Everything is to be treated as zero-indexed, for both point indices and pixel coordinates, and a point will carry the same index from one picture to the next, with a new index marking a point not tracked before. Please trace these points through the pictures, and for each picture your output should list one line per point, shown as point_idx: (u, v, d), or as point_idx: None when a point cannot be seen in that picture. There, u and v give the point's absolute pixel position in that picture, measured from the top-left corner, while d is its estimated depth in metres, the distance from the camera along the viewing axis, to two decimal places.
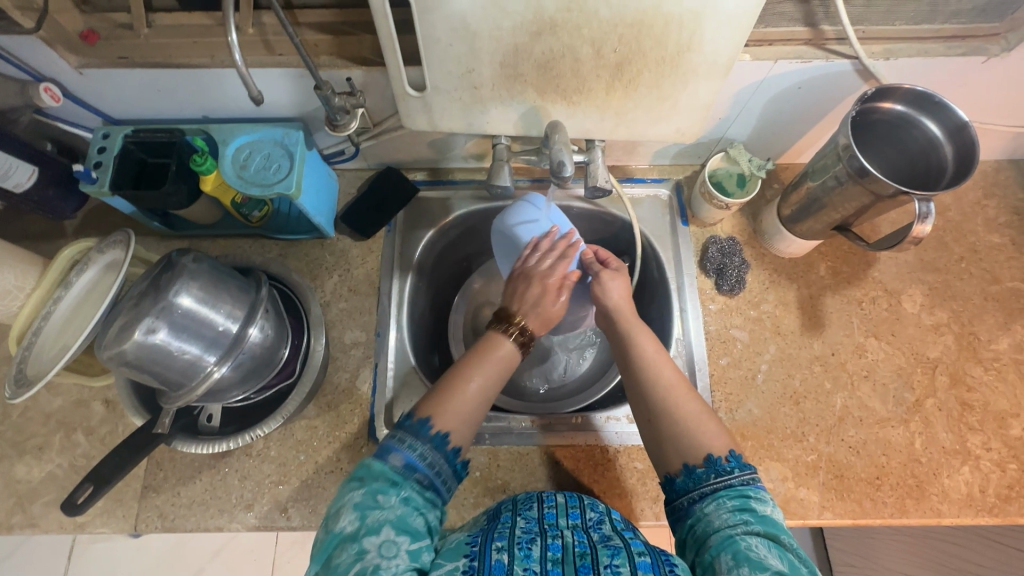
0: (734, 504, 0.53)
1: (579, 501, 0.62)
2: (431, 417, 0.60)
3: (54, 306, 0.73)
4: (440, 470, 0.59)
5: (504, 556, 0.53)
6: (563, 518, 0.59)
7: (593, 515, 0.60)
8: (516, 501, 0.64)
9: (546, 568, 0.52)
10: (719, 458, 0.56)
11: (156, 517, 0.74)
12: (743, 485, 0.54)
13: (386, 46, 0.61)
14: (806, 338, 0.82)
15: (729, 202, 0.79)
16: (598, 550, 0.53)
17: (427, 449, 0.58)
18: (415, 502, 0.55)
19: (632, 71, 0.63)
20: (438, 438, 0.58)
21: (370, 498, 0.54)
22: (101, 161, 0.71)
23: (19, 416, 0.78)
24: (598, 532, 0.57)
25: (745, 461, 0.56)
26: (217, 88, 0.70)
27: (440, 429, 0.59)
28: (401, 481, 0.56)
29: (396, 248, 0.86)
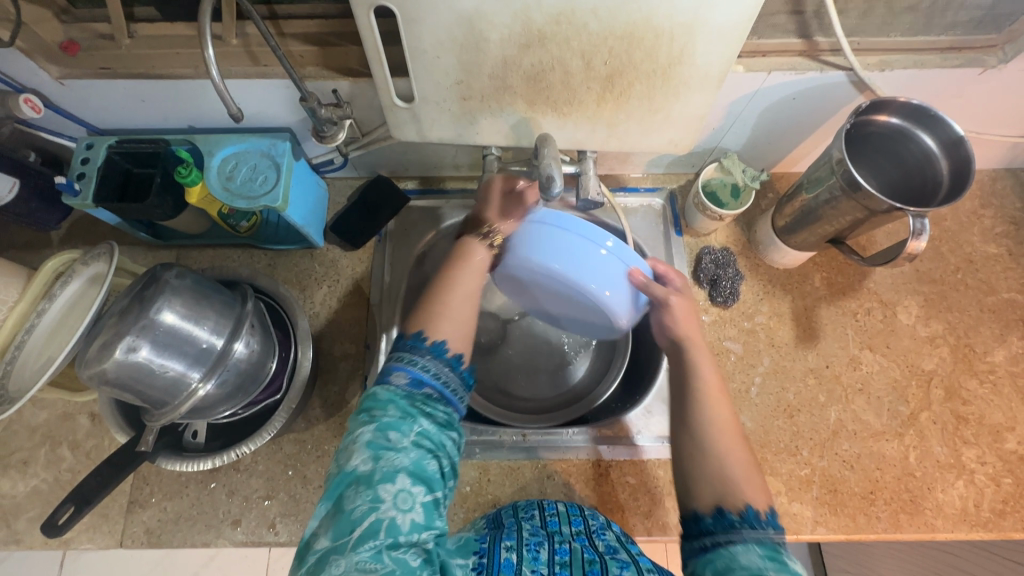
0: (764, 553, 0.50)
1: (580, 510, 0.63)
2: (423, 330, 0.61)
3: (37, 319, 0.72)
4: (448, 383, 0.59)
5: (513, 555, 0.52)
6: (567, 526, 0.59)
7: (595, 523, 0.61)
8: (516, 509, 0.64)
9: (555, 569, 0.51)
10: (756, 510, 0.53)
11: (142, 532, 0.73)
12: (776, 542, 0.51)
13: (372, 57, 0.60)
14: (800, 351, 0.81)
15: (722, 213, 0.78)
16: (608, 561, 0.53)
17: (430, 362, 0.58)
18: (426, 439, 0.54)
19: (623, 83, 0.62)
20: (437, 348, 0.59)
21: (384, 433, 0.52)
22: (85, 172, 0.69)
23: (4, 431, 0.77)
24: (603, 540, 0.58)
25: (779, 521, 0.54)
26: (203, 99, 0.69)
27: (435, 341, 0.60)
28: (410, 414, 0.54)
29: (387, 259, 0.85)
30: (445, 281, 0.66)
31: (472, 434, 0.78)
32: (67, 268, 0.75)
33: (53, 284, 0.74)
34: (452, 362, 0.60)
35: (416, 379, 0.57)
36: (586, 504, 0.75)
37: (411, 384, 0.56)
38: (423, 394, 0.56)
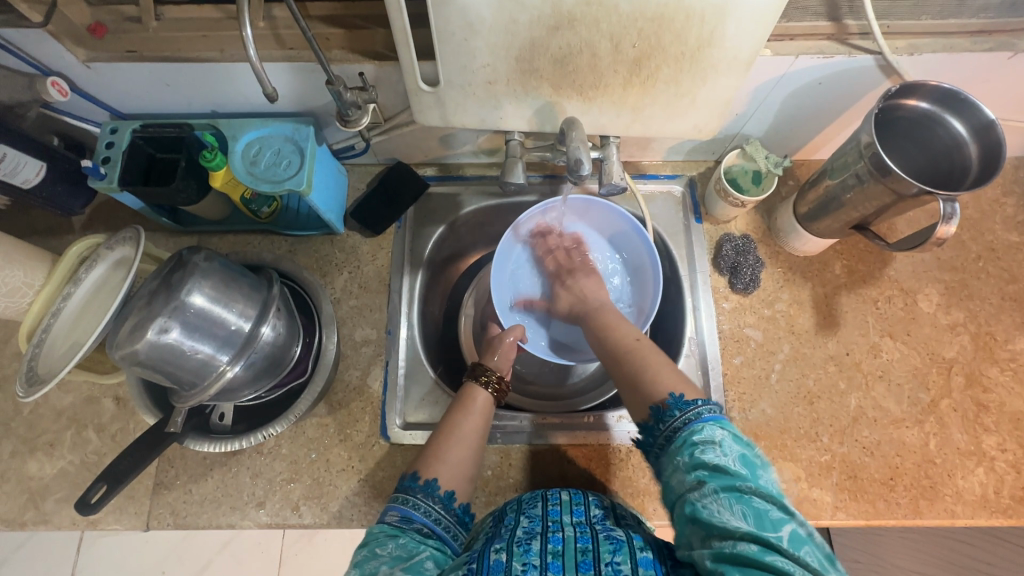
0: (687, 462, 0.53)
1: (583, 499, 0.63)
2: (418, 469, 0.63)
3: (63, 302, 0.72)
4: (440, 519, 0.60)
5: (503, 555, 0.53)
6: (567, 516, 0.59)
7: (596, 512, 0.61)
8: (520, 501, 0.65)
9: (546, 561, 0.52)
10: (660, 406, 0.58)
11: (167, 514, 0.74)
12: (689, 432, 0.55)
13: (400, 40, 0.59)
14: (820, 338, 0.81)
15: (744, 200, 0.78)
16: (601, 545, 0.54)
17: (420, 497, 0.60)
18: (408, 545, 0.55)
19: (651, 67, 0.62)
20: (428, 485, 0.61)
21: (371, 549, 0.54)
22: (109, 156, 0.70)
23: (30, 413, 0.78)
24: (601, 525, 0.58)
25: (688, 400, 0.58)
26: (228, 83, 0.69)
27: (427, 477, 0.62)
28: (398, 535, 0.56)
29: (407, 244, 0.86)
30: (449, 424, 0.68)
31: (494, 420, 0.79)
32: (91, 253, 0.75)
33: (79, 268, 0.75)
34: (445, 498, 0.61)
35: (406, 514, 0.59)
36: (607, 489, 0.75)
37: (401, 518, 0.58)
38: (414, 527, 0.58)
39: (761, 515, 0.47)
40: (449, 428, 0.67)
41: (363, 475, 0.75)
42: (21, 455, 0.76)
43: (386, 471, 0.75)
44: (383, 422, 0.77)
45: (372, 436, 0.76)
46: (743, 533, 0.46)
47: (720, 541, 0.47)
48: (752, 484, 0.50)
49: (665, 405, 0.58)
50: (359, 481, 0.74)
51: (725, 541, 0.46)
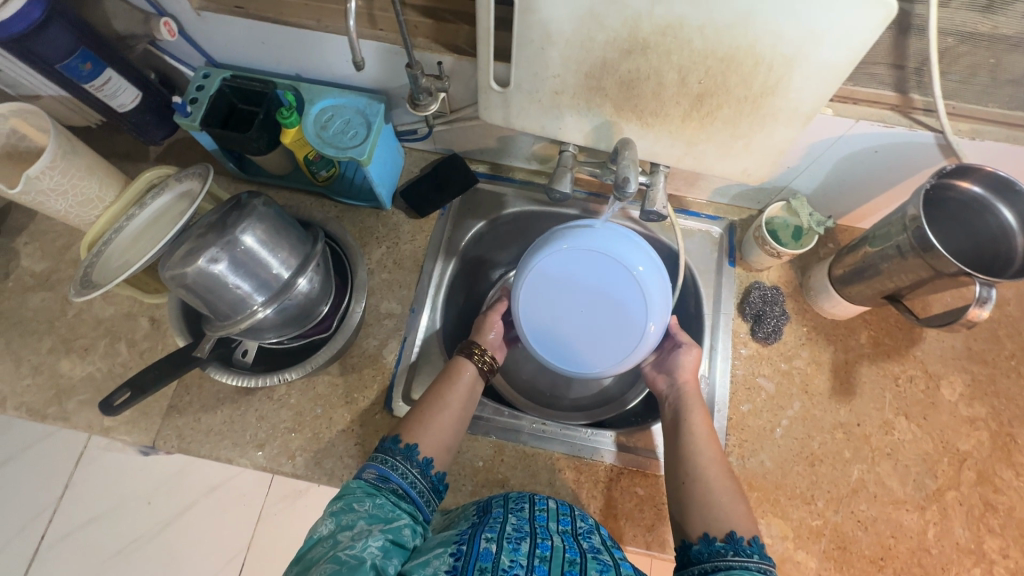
0: None
1: (570, 510, 0.65)
2: (400, 433, 0.66)
3: (126, 222, 0.78)
4: (414, 482, 0.63)
5: (493, 545, 0.54)
6: (554, 523, 0.60)
7: (583, 524, 0.63)
8: (506, 499, 0.65)
9: (533, 563, 0.53)
10: (741, 539, 0.58)
11: (174, 436, 0.78)
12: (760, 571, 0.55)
13: (481, 38, 0.64)
14: (833, 403, 0.80)
15: (780, 251, 0.79)
16: (589, 561, 0.55)
17: (399, 461, 0.63)
18: (384, 504, 0.58)
19: (712, 104, 0.64)
20: (408, 449, 0.65)
21: (347, 504, 0.57)
22: (198, 98, 0.76)
23: (74, 317, 0.84)
24: (588, 541, 0.59)
25: (768, 554, 0.57)
26: (317, 52, 0.75)
27: (408, 441, 0.66)
28: (374, 494, 0.59)
29: (446, 233, 0.89)
30: (433, 401, 0.71)
31: (496, 414, 0.80)
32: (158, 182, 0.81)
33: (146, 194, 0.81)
34: (423, 464, 0.65)
35: (383, 475, 0.61)
36: (591, 507, 0.75)
37: (379, 478, 0.61)
38: (389, 489, 0.61)
39: None
40: (432, 400, 0.71)
41: (359, 439, 0.77)
42: (57, 354, 0.82)
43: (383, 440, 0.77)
44: (390, 395, 0.79)
45: (375, 404, 0.79)
46: None
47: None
48: None
49: (702, 487, 0.63)
50: (355, 445, 0.77)
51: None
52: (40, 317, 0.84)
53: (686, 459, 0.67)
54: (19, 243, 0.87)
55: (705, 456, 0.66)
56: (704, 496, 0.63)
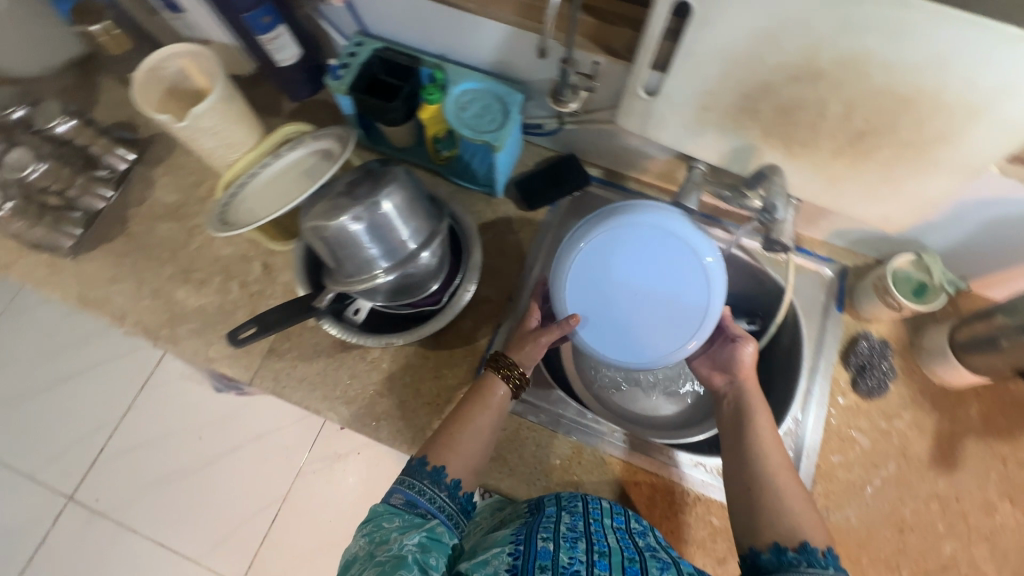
0: None
1: (623, 509, 0.66)
2: (427, 454, 0.66)
3: (261, 170, 0.82)
4: (441, 504, 0.62)
5: (551, 544, 0.56)
6: (608, 519, 0.62)
7: (636, 525, 0.64)
8: (560, 496, 0.67)
9: (593, 559, 0.55)
10: (815, 549, 0.55)
11: (270, 378, 0.81)
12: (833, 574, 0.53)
13: (645, 44, 0.64)
14: (932, 472, 0.76)
15: (903, 304, 0.76)
16: (648, 560, 0.56)
17: (426, 483, 0.63)
18: (415, 521, 0.59)
19: (871, 143, 0.63)
20: (436, 472, 0.64)
21: (376, 524, 0.58)
22: (349, 63, 0.80)
23: (194, 250, 0.89)
24: (643, 541, 0.61)
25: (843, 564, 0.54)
26: (470, 35, 0.77)
27: (435, 464, 0.64)
28: (402, 517, 0.59)
29: (553, 228, 0.89)
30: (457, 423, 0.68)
31: (577, 416, 0.80)
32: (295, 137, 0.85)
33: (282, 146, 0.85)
34: (451, 487, 0.64)
35: (410, 498, 0.61)
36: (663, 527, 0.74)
37: (405, 503, 0.61)
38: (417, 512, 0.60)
39: None
40: (461, 424, 0.68)
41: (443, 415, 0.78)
42: (175, 282, 0.87)
43: None
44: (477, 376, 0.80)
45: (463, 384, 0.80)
46: None
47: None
48: None
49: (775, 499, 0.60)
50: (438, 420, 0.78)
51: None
52: (165, 245, 0.89)
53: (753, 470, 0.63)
54: (154, 173, 0.92)
55: (773, 464, 0.63)
56: (771, 500, 0.60)
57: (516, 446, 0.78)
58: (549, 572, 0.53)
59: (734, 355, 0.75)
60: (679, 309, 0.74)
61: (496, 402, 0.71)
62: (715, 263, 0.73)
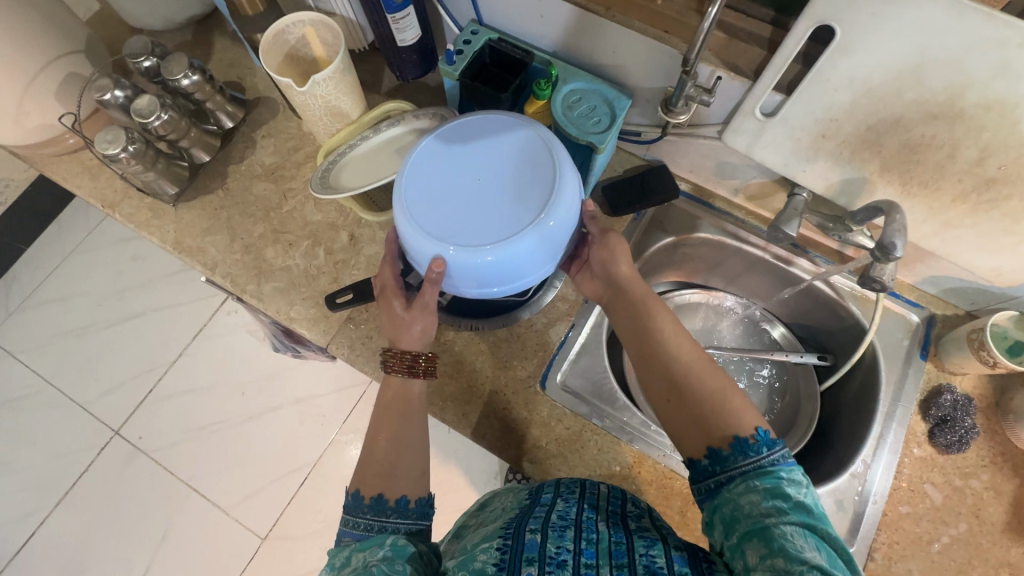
0: (765, 487, 0.52)
1: (621, 494, 0.66)
2: (361, 486, 0.62)
3: (360, 142, 0.85)
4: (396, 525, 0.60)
5: (538, 535, 0.56)
6: (604, 504, 0.63)
7: (633, 509, 0.64)
8: (559, 483, 0.68)
9: (580, 546, 0.55)
10: (745, 437, 0.55)
11: (345, 346, 0.84)
12: (776, 466, 0.53)
13: (775, 64, 0.63)
14: (1005, 539, 0.73)
15: (999, 360, 0.72)
16: (635, 540, 0.57)
17: (370, 515, 0.60)
18: (373, 542, 0.57)
19: (999, 192, 0.61)
20: (377, 501, 0.61)
21: (335, 567, 0.56)
22: (463, 50, 0.81)
23: (286, 212, 0.92)
24: (635, 522, 0.61)
25: (775, 439, 0.55)
26: (588, 37, 0.77)
27: (374, 494, 0.61)
28: (356, 551, 0.57)
29: (635, 237, 0.91)
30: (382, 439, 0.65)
31: (640, 426, 0.80)
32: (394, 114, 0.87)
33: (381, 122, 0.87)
34: (398, 506, 0.61)
35: (356, 535, 0.59)
36: None
37: (356, 539, 0.59)
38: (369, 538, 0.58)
39: (831, 556, 0.47)
40: (390, 439, 0.65)
41: (509, 405, 0.80)
42: (265, 240, 0.90)
43: (530, 414, 0.79)
44: (547, 371, 0.82)
45: (531, 378, 0.81)
46: (815, 564, 0.46)
47: (786, 566, 0.46)
48: (828, 529, 0.49)
49: (722, 419, 0.57)
50: (503, 409, 0.80)
51: (792, 568, 0.45)
52: (258, 204, 0.92)
53: (694, 379, 0.60)
54: (257, 135, 0.96)
55: (683, 361, 0.61)
56: (698, 400, 0.58)
57: (578, 446, 0.78)
58: (536, 564, 0.53)
59: (612, 257, 0.72)
60: (472, 208, 0.64)
61: (416, 400, 0.69)
62: (567, 201, 0.64)
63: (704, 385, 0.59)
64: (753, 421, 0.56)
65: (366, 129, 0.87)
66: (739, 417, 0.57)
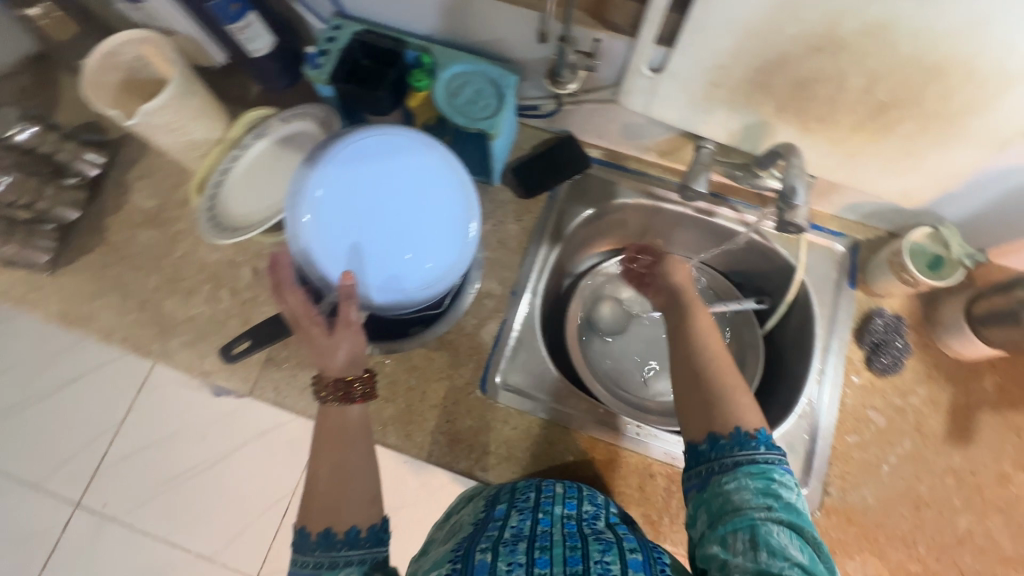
0: (757, 485, 0.52)
1: (578, 493, 0.65)
2: (305, 523, 0.57)
3: (232, 163, 0.77)
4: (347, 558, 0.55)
5: (488, 555, 0.54)
6: (559, 507, 0.62)
7: (589, 508, 0.63)
8: (515, 488, 0.67)
9: (534, 556, 0.53)
10: (746, 432, 0.55)
11: (270, 389, 0.79)
12: (771, 463, 0.53)
13: (651, 19, 0.59)
14: (947, 447, 0.76)
15: (920, 279, 0.74)
16: (590, 544, 0.55)
17: (316, 551, 0.55)
18: None
19: (893, 117, 0.59)
20: (323, 536, 0.55)
21: None
22: (328, 49, 0.74)
23: (178, 258, 0.84)
24: (591, 525, 0.59)
25: (775, 440, 0.55)
26: (457, 14, 0.71)
27: (319, 529, 0.56)
28: None
29: (553, 217, 0.86)
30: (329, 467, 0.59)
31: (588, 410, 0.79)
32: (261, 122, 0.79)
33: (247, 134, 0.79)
34: (348, 537, 0.56)
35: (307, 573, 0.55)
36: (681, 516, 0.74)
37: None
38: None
39: (814, 559, 0.48)
40: (331, 465, 0.60)
41: (451, 417, 0.77)
42: (162, 292, 0.83)
43: (475, 422, 0.77)
44: (484, 375, 0.78)
45: (470, 384, 0.78)
46: (796, 564, 0.47)
47: (769, 563, 0.47)
48: (812, 531, 0.50)
49: (734, 412, 0.57)
50: (446, 422, 0.77)
51: (775, 566, 0.47)
52: (146, 254, 0.84)
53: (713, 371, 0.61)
54: (130, 177, 0.87)
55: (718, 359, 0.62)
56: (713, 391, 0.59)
57: (528, 444, 0.76)
58: None
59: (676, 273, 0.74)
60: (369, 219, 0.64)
61: (358, 427, 0.63)
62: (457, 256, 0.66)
63: (721, 380, 0.60)
64: (755, 420, 0.56)
65: (233, 146, 0.79)
66: (744, 414, 0.57)
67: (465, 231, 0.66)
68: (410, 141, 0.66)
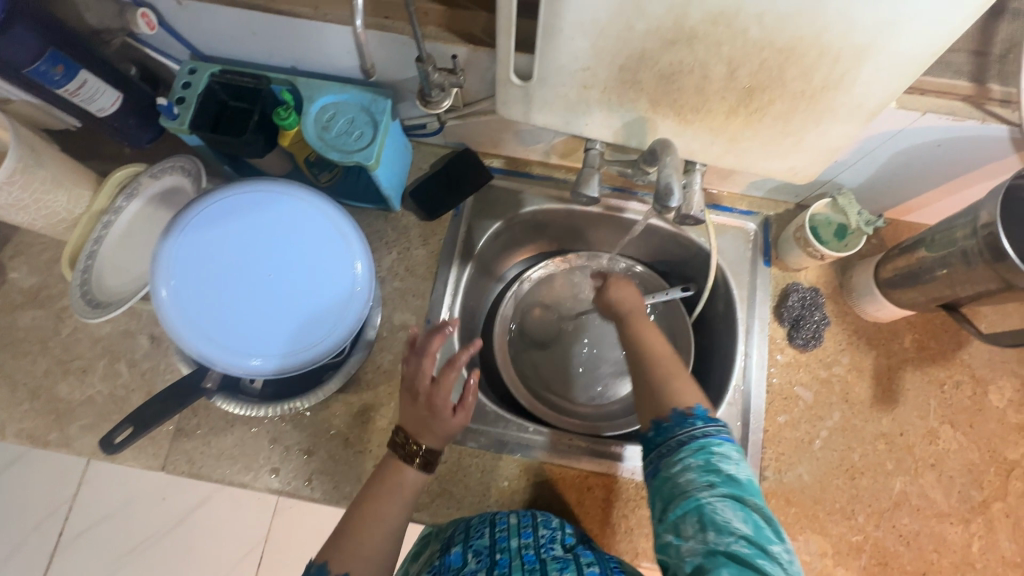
0: (699, 462, 0.51)
1: (532, 519, 0.63)
2: (329, 561, 0.55)
3: (105, 230, 0.73)
4: None
5: None
6: (515, 539, 0.60)
7: (545, 534, 0.61)
8: (469, 525, 0.63)
9: None
10: (682, 411, 0.55)
11: (184, 462, 0.74)
12: (709, 438, 0.53)
13: (502, 27, 0.55)
14: (874, 412, 0.76)
15: (824, 253, 0.73)
16: (549, 564, 0.56)
17: None
18: None
19: (763, 99, 0.58)
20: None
21: None
22: (185, 97, 0.68)
23: (67, 336, 0.79)
24: (549, 552, 0.58)
25: (713, 414, 0.55)
26: (315, 43, 0.67)
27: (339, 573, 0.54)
28: None
29: (460, 237, 0.83)
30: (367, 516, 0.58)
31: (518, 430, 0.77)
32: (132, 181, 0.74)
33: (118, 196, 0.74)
34: None
35: None
36: (622, 525, 0.72)
37: None
38: None
39: (760, 526, 0.46)
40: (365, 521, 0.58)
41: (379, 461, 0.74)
42: (54, 376, 0.77)
43: None
44: None
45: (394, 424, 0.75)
46: (741, 537, 0.45)
47: (715, 539, 0.46)
48: (757, 500, 0.48)
49: (668, 396, 0.58)
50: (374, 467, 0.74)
51: (720, 542, 0.45)
52: (32, 337, 0.79)
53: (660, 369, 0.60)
54: (4, 257, 0.81)
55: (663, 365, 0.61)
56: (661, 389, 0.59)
57: (461, 476, 0.74)
58: None
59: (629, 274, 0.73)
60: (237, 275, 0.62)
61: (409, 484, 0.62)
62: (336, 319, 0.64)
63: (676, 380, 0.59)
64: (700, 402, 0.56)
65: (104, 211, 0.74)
66: (679, 395, 0.57)
67: (343, 294, 0.63)
68: (286, 198, 0.63)
